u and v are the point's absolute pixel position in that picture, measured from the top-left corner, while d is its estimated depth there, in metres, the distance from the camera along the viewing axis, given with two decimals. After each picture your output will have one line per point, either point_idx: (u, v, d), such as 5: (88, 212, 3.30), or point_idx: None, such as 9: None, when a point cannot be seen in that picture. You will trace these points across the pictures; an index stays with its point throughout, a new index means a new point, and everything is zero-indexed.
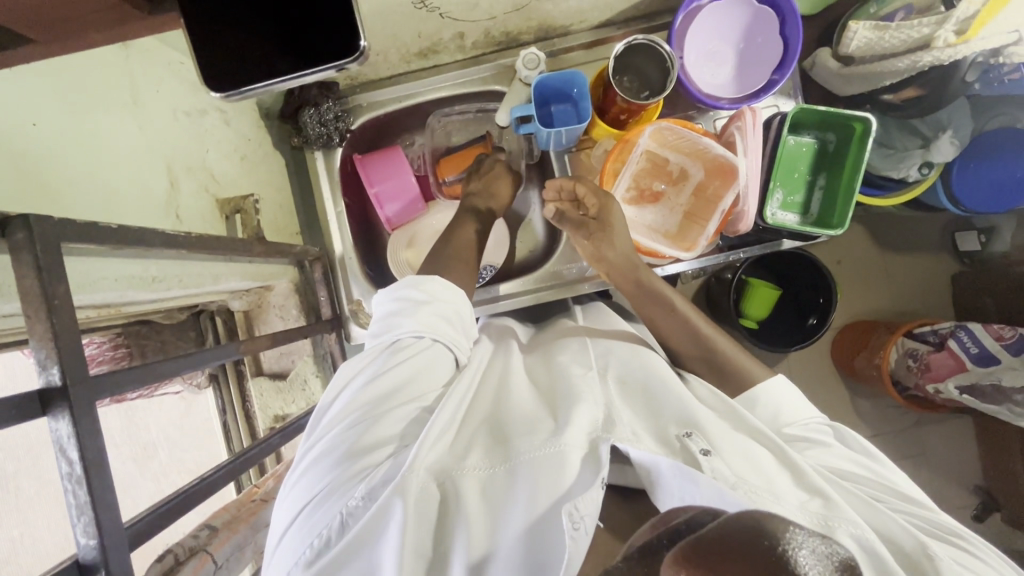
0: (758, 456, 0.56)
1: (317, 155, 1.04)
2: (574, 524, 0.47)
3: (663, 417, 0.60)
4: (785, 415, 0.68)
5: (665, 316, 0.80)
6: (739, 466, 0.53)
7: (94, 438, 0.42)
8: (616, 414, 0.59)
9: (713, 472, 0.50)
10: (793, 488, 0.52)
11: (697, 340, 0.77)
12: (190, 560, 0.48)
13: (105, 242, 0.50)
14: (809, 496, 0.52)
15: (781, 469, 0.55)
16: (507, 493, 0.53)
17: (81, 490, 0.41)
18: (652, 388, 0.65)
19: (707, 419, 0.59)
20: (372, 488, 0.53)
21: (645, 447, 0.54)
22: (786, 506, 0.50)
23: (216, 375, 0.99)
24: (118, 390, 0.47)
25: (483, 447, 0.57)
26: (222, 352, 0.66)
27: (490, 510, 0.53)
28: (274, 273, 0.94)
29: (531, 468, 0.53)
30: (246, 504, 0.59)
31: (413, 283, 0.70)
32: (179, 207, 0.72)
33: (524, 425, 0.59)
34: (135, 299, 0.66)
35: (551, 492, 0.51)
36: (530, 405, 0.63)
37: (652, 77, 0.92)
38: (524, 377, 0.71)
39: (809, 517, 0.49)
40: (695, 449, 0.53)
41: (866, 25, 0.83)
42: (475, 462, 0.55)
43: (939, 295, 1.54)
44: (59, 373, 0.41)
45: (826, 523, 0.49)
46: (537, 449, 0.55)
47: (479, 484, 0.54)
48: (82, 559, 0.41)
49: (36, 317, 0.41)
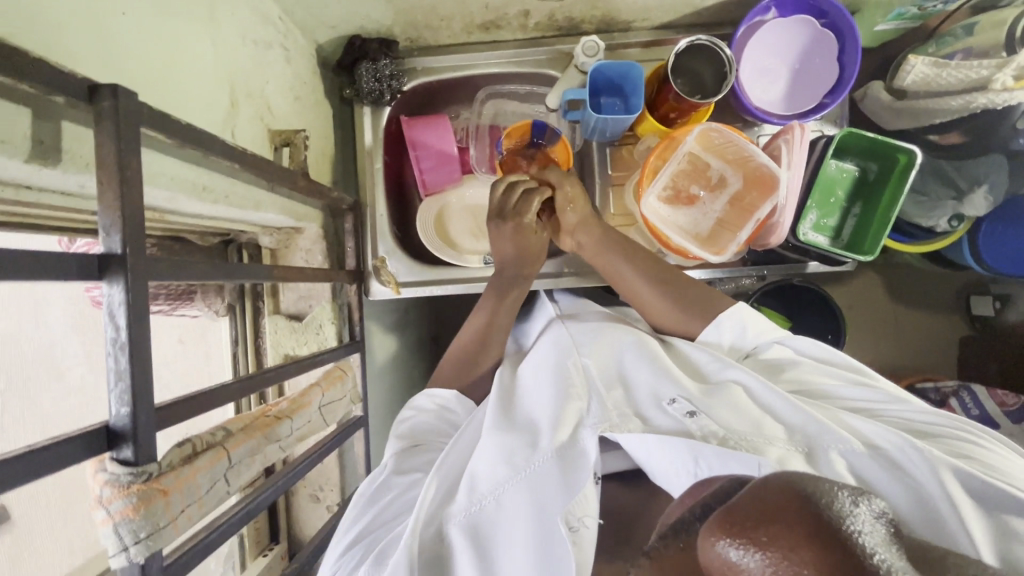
0: (739, 400, 0.61)
1: (365, 110, 1.05)
2: (572, 528, 0.54)
3: (640, 395, 0.65)
4: (750, 335, 0.73)
5: (620, 264, 0.84)
6: (725, 415, 0.58)
7: (140, 311, 0.43)
8: (597, 403, 0.64)
9: (703, 431, 0.56)
10: (776, 423, 0.58)
11: (670, 292, 0.80)
12: (206, 453, 0.52)
13: (173, 136, 0.52)
14: (792, 429, 0.58)
15: (766, 410, 0.60)
16: (497, 529, 0.57)
17: (122, 357, 0.42)
18: (627, 372, 0.69)
19: (690, 386, 0.64)
20: (378, 560, 0.57)
21: (630, 430, 0.59)
22: (775, 443, 0.55)
23: (234, 306, 1.01)
24: (164, 278, 0.48)
25: (466, 489, 0.60)
26: (255, 272, 0.67)
27: (484, 553, 0.56)
28: (308, 215, 0.95)
29: (524, 492, 0.58)
30: (260, 417, 0.62)
31: (426, 395, 0.78)
32: (235, 128, 0.73)
33: (503, 447, 0.60)
34: (183, 207, 0.67)
35: (539, 519, 0.56)
36: (508, 422, 0.65)
37: (706, 80, 0.93)
38: (509, 389, 0.74)
39: (795, 445, 0.55)
40: (681, 413, 0.60)
41: (925, 60, 0.86)
42: (459, 506, 0.59)
43: (945, 354, 1.54)
44: (120, 242, 0.42)
45: (814, 450, 0.55)
46: (517, 480, 0.58)
47: (468, 528, 0.57)
48: (112, 425, 0.42)
49: (107, 186, 0.42)
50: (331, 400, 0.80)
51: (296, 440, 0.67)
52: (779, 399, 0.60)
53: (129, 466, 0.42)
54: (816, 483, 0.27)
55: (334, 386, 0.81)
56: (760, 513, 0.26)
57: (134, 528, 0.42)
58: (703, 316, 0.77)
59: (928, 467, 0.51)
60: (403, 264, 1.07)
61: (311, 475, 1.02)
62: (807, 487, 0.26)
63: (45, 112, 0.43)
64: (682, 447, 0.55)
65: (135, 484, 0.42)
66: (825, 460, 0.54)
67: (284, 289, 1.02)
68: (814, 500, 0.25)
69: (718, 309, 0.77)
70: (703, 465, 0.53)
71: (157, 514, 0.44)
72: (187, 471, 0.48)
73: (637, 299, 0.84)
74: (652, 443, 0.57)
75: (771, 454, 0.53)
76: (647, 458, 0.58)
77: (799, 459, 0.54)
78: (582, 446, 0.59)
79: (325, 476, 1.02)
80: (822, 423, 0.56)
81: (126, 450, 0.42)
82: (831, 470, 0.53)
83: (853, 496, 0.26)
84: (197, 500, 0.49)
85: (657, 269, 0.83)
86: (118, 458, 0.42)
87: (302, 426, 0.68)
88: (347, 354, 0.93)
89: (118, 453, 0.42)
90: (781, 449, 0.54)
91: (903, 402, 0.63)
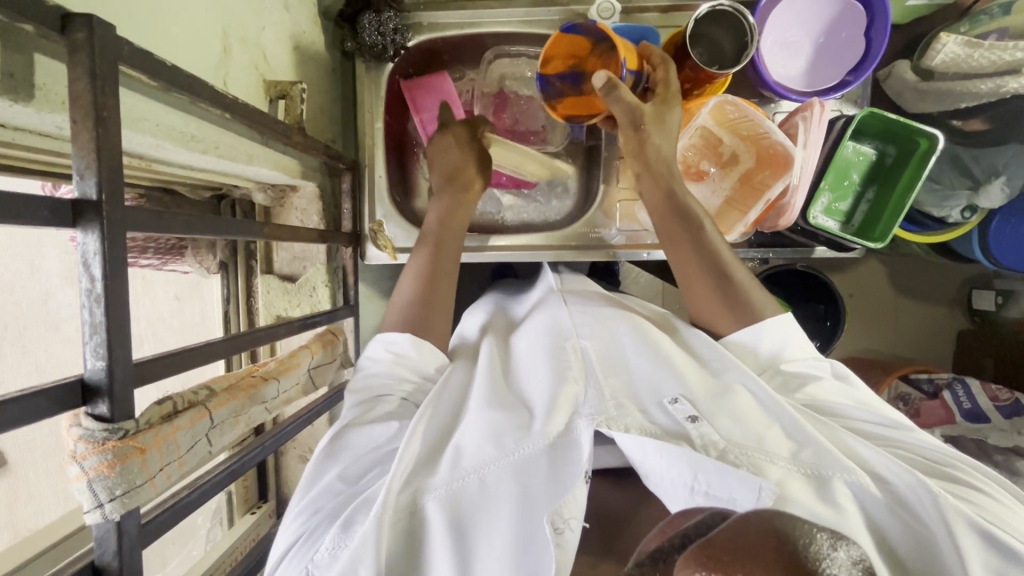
0: (746, 412, 0.60)
1: (367, 65, 0.99)
2: (557, 529, 0.50)
3: (639, 391, 0.63)
4: (789, 352, 0.70)
5: (684, 232, 0.75)
6: (725, 423, 0.58)
7: (119, 260, 0.41)
8: (597, 390, 0.61)
9: (703, 439, 0.56)
10: (783, 439, 0.57)
11: (721, 285, 0.73)
12: (188, 411, 0.51)
13: (156, 78, 0.48)
14: (798, 446, 0.57)
15: (771, 422, 0.59)
16: (481, 511, 0.53)
17: (98, 309, 0.40)
18: (631, 359, 0.67)
19: (695, 385, 0.63)
20: (344, 528, 0.53)
21: (627, 429, 0.56)
22: (778, 463, 0.54)
23: (226, 264, 0.99)
24: (144, 229, 0.46)
25: (450, 463, 0.56)
26: (246, 228, 0.65)
27: (460, 539, 0.52)
28: (304, 173, 0.91)
29: (512, 476, 0.54)
30: (246, 378, 0.61)
31: (381, 343, 0.72)
32: (228, 76, 0.69)
33: (492, 427, 0.58)
34: (170, 157, 0.64)
35: (524, 508, 0.52)
36: (500, 401, 0.63)
37: (724, 51, 0.87)
38: (501, 367, 0.71)
39: (800, 467, 0.54)
40: (683, 417, 0.58)
41: (959, 39, 0.81)
42: (440, 479, 0.55)
43: (941, 347, 1.53)
44: (95, 186, 0.39)
45: (821, 474, 0.54)
46: (504, 461, 0.55)
47: (446, 502, 0.54)
48: (87, 379, 0.40)
49: (81, 126, 0.39)
50: (321, 362, 0.78)
51: (283, 402, 0.66)
52: (787, 416, 0.59)
53: (104, 423, 0.40)
54: (794, 523, 0.28)
55: (323, 349, 0.79)
56: (737, 549, 0.26)
57: (109, 485, 0.41)
58: (741, 320, 0.72)
59: (939, 514, 0.50)
60: (402, 230, 1.00)
61: (302, 437, 1.02)
62: (783, 527, 0.28)
63: (16, 42, 0.40)
64: (683, 461, 0.52)
65: (110, 441, 0.41)
66: (830, 489, 0.52)
67: (278, 248, 0.99)
68: (790, 540, 0.27)
69: (759, 315, 0.72)
70: (703, 482, 0.51)
71: (133, 472, 0.43)
72: (168, 428, 0.47)
73: (687, 278, 0.76)
74: (650, 449, 0.54)
75: (773, 475, 0.52)
76: (642, 462, 0.55)
77: (801, 483, 0.53)
78: (575, 434, 0.56)
79: (315, 438, 1.02)
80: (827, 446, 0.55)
81: (101, 406, 0.40)
82: (833, 498, 0.51)
83: (831, 540, 0.28)
84: (176, 459, 0.48)
85: (716, 242, 0.75)
86: (92, 413, 0.40)
87: (289, 388, 0.68)
88: (340, 318, 0.91)
89: (93, 408, 0.40)
90: (782, 469, 0.54)
91: (912, 432, 0.62)
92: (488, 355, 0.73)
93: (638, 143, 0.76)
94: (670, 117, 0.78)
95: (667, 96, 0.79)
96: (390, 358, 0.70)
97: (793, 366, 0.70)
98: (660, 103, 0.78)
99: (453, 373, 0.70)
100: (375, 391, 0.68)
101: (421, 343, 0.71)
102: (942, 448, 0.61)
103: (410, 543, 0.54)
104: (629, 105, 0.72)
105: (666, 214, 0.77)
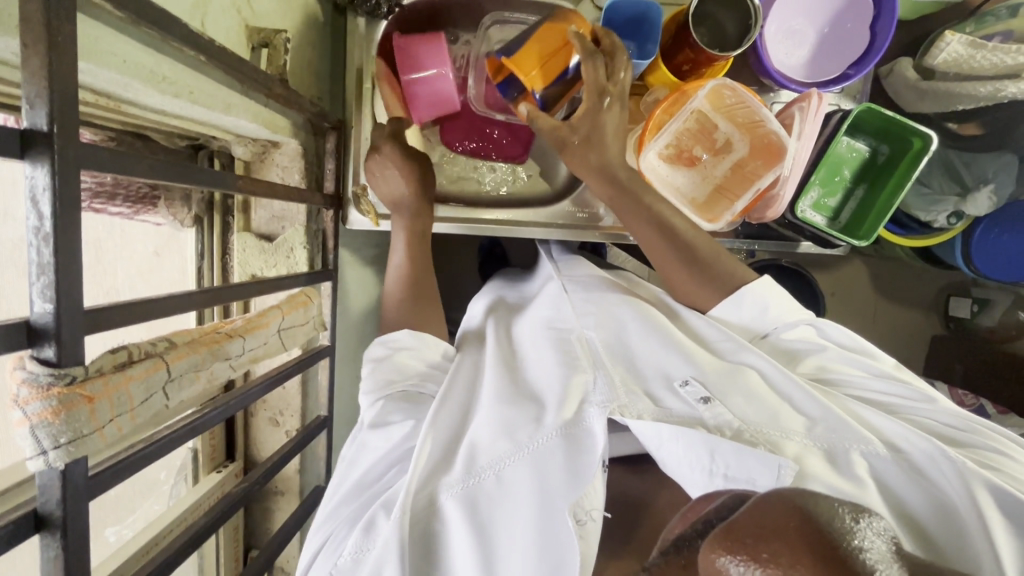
0: (757, 390, 0.61)
1: (359, 23, 0.94)
2: (579, 521, 0.50)
3: (647, 376, 0.63)
4: (772, 315, 0.71)
5: (636, 217, 0.74)
6: (739, 404, 0.59)
7: (73, 200, 0.38)
8: (609, 376, 0.61)
9: (716, 420, 0.56)
10: (797, 417, 0.58)
11: (691, 258, 0.74)
12: (144, 361, 0.50)
13: (123, 9, 0.45)
14: (811, 422, 0.58)
15: (784, 401, 0.60)
16: (499, 505, 0.54)
17: (46, 249, 0.37)
18: (638, 350, 0.67)
19: (704, 365, 0.64)
20: (365, 531, 0.55)
21: (640, 416, 0.56)
22: (793, 440, 0.55)
23: (201, 219, 0.96)
24: (104, 170, 0.44)
25: (465, 460, 0.57)
26: (218, 179, 0.62)
27: (483, 534, 0.53)
28: (286, 128, 0.88)
29: (529, 470, 0.54)
30: (210, 334, 0.60)
31: (384, 340, 0.70)
32: (206, 17, 0.65)
33: (505, 421, 0.58)
34: (140, 98, 0.60)
35: (542, 503, 0.53)
36: (511, 393, 0.62)
37: (728, 35, 0.85)
38: (506, 356, 0.71)
39: (816, 442, 0.55)
40: (695, 399, 0.59)
41: (963, 39, 0.81)
42: (456, 478, 0.56)
43: (914, 349, 1.55)
44: (46, 117, 0.37)
45: (839, 448, 0.55)
46: (520, 455, 0.55)
47: (463, 499, 0.54)
48: (34, 322, 0.38)
49: (32, 50, 0.36)
50: (293, 323, 0.77)
51: (249, 360, 0.65)
52: (798, 392, 0.60)
53: (50, 367, 0.39)
54: (816, 498, 0.26)
55: (296, 311, 0.78)
56: (764, 528, 0.25)
57: (54, 432, 0.40)
58: (719, 291, 0.73)
59: (959, 478, 0.50)
60: None
61: (272, 399, 1.00)
62: (813, 503, 0.26)
63: None
64: (699, 442, 0.52)
65: (56, 387, 0.39)
66: (846, 464, 0.53)
67: (256, 205, 0.97)
68: (816, 517, 0.25)
69: (737, 284, 0.73)
70: (721, 462, 0.51)
71: (80, 421, 0.41)
72: (120, 378, 0.46)
73: (655, 255, 0.75)
74: (666, 436, 0.54)
75: (790, 450, 0.54)
76: (658, 450, 0.55)
77: (818, 459, 0.54)
78: (588, 424, 0.56)
79: (285, 402, 1.00)
80: (845, 422, 0.57)
81: (47, 350, 0.38)
82: (850, 472, 0.53)
83: (855, 513, 0.26)
84: (128, 411, 0.46)
85: (674, 218, 0.75)
86: (38, 357, 0.39)
87: (257, 347, 0.66)
88: (318, 281, 0.90)
89: (39, 351, 0.39)
90: (799, 444, 0.55)
91: (929, 402, 0.62)
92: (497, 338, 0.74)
93: (581, 161, 0.73)
94: (610, 124, 0.71)
95: (591, 104, 0.70)
96: (388, 353, 0.69)
97: (789, 336, 0.71)
98: (586, 116, 0.70)
99: (460, 368, 0.69)
100: (379, 381, 0.66)
101: (419, 333, 0.71)
102: (963, 413, 0.60)
103: (432, 539, 0.55)
104: (549, 132, 0.72)
105: (623, 203, 0.74)
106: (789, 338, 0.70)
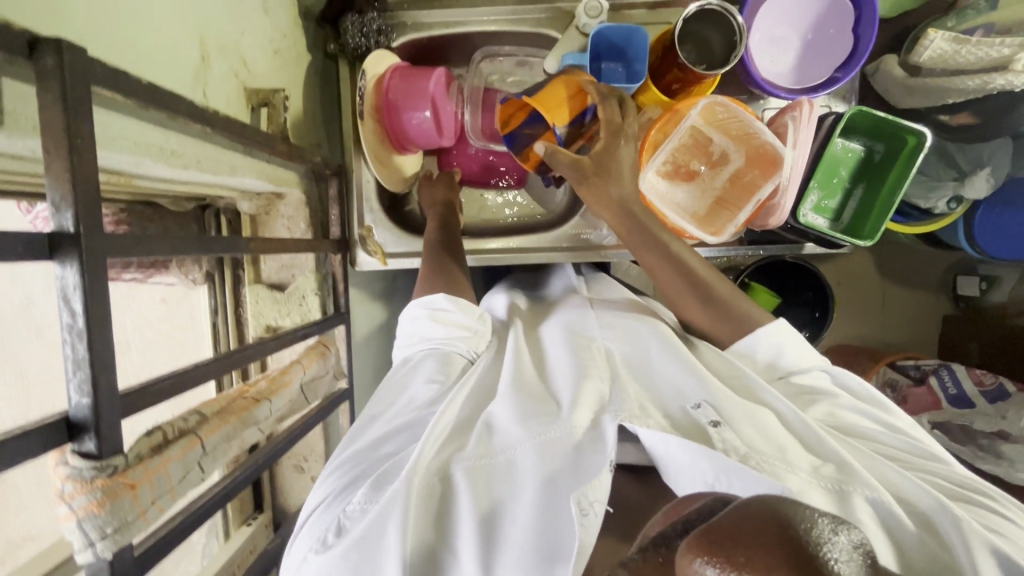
0: (766, 422, 0.60)
1: (351, 69, 0.96)
2: (582, 510, 0.49)
3: (663, 395, 0.64)
4: (786, 360, 0.71)
5: (653, 250, 0.75)
6: (747, 431, 0.57)
7: (100, 293, 0.39)
8: (621, 391, 0.62)
9: (724, 445, 0.54)
10: (806, 455, 0.57)
11: (705, 294, 0.74)
12: (178, 440, 0.50)
13: (134, 97, 0.46)
14: (823, 462, 0.56)
15: (794, 439, 0.59)
16: (507, 487, 0.54)
17: (80, 344, 0.38)
18: (652, 367, 0.68)
19: (719, 389, 0.62)
20: (375, 486, 0.53)
21: (649, 425, 0.56)
22: (800, 475, 0.54)
23: (212, 275, 0.97)
24: (126, 256, 0.45)
25: (480, 438, 0.58)
26: (229, 244, 0.63)
27: (489, 518, 0.52)
28: (288, 179, 0.89)
29: (537, 452, 0.54)
30: (237, 400, 0.60)
31: (422, 304, 0.72)
32: (206, 86, 0.67)
33: (521, 410, 0.59)
34: (151, 172, 0.62)
35: (549, 486, 0.52)
36: (528, 390, 0.64)
37: (714, 50, 0.87)
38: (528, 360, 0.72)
39: (822, 482, 0.54)
40: (705, 421, 0.58)
41: (946, 35, 0.81)
42: (469, 452, 0.56)
43: (927, 332, 1.55)
44: (72, 218, 0.38)
45: (842, 488, 0.53)
46: (533, 441, 0.56)
47: (473, 474, 0.54)
48: (72, 416, 0.39)
49: (54, 154, 0.37)
50: (313, 377, 0.78)
51: (275, 422, 0.65)
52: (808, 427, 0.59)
53: (91, 460, 0.39)
54: (792, 505, 0.26)
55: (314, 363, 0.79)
56: (740, 532, 0.25)
57: (100, 523, 0.41)
58: (735, 329, 0.74)
59: (960, 537, 0.49)
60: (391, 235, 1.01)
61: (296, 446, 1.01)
62: (786, 509, 0.26)
63: None
64: (705, 461, 0.52)
65: (99, 478, 0.40)
66: (850, 505, 0.52)
67: (265, 257, 0.98)
68: (792, 523, 0.25)
69: (753, 324, 0.73)
70: (724, 480, 0.51)
71: (124, 509, 0.42)
72: (158, 460, 0.47)
73: (665, 284, 0.76)
74: (674, 445, 0.54)
75: (792, 484, 0.52)
76: (666, 456, 0.55)
77: (822, 496, 0.52)
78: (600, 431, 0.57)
79: (309, 448, 1.01)
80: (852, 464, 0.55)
81: (88, 442, 0.39)
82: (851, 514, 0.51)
83: (833, 524, 0.26)
84: (168, 490, 0.47)
85: (685, 255, 0.76)
86: (80, 451, 0.39)
87: (282, 407, 0.67)
88: (333, 326, 0.91)
89: (80, 444, 0.39)
90: (801, 480, 0.53)
91: (936, 461, 0.61)
92: (516, 340, 0.75)
93: (596, 196, 0.75)
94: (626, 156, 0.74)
95: (609, 135, 0.74)
96: (427, 313, 0.71)
97: (803, 377, 0.70)
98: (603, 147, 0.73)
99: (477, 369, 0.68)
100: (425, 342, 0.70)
101: (458, 301, 0.72)
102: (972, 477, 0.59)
103: (433, 513, 0.53)
104: (566, 165, 0.74)
105: (639, 241, 0.75)
106: (799, 380, 0.70)
